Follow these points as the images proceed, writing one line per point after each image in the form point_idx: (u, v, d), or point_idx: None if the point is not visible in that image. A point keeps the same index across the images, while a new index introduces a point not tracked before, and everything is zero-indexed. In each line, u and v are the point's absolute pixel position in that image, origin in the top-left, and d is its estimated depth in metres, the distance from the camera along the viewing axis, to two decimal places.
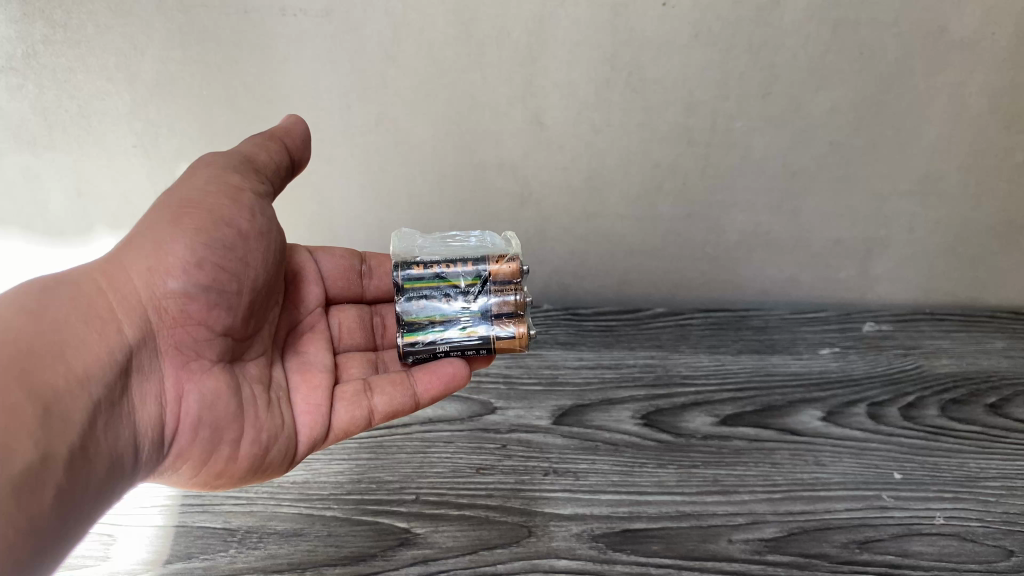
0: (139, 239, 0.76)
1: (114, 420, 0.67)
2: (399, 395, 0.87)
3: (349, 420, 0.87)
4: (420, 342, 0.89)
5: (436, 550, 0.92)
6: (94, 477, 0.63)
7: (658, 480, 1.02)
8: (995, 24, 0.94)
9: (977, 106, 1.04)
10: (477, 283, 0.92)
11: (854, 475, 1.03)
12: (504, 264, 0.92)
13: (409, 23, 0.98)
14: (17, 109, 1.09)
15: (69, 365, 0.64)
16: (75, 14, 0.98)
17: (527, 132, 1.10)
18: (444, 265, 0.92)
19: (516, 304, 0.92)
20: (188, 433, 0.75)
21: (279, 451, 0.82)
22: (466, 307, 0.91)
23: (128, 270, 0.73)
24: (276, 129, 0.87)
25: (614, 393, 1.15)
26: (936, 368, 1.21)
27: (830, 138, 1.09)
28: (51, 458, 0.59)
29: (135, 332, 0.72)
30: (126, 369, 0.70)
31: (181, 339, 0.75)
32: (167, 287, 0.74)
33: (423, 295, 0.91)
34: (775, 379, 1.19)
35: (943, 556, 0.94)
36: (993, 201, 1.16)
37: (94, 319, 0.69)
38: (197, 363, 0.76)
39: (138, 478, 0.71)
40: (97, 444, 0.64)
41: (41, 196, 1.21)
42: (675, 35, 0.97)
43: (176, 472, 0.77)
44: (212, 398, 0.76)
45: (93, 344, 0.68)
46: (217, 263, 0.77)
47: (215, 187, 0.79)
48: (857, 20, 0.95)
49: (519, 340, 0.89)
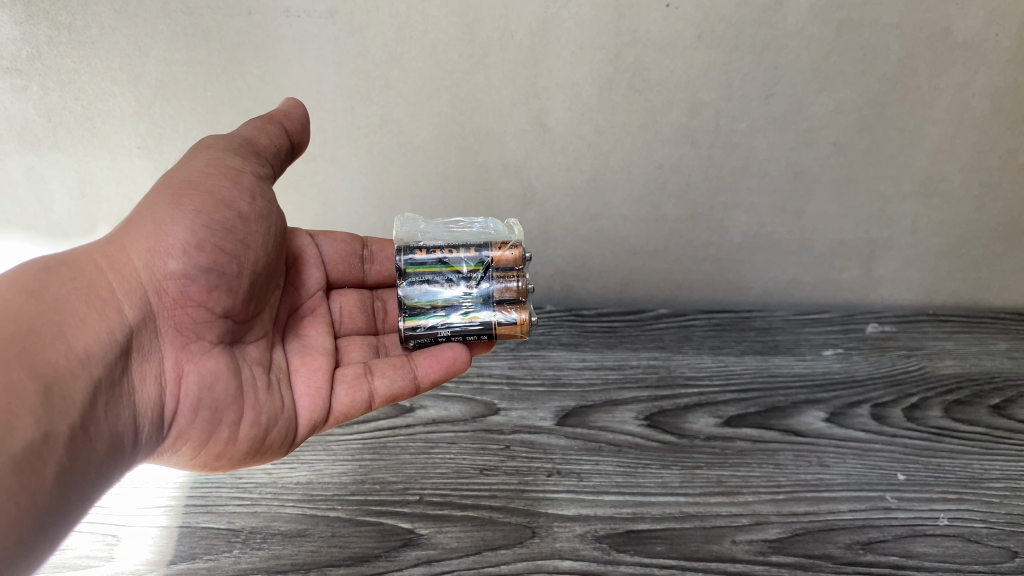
0: (139, 219, 0.76)
1: (114, 400, 0.68)
2: (400, 377, 0.88)
3: (349, 403, 0.88)
4: (420, 326, 0.89)
5: (440, 551, 0.92)
6: (94, 456, 0.64)
7: (661, 481, 1.02)
8: (998, 25, 0.95)
9: (981, 107, 1.04)
10: (480, 269, 0.92)
11: (858, 477, 1.03)
12: (506, 251, 0.92)
13: (413, 25, 0.98)
14: (21, 110, 1.09)
15: (70, 344, 0.65)
16: (80, 16, 0.99)
17: (530, 134, 1.10)
18: (446, 250, 0.92)
19: (518, 291, 0.93)
20: (187, 413, 0.75)
21: (279, 434, 0.82)
22: (468, 293, 0.91)
23: (129, 251, 0.74)
24: (276, 112, 0.87)
25: (618, 394, 1.15)
26: (939, 369, 1.21)
27: (833, 138, 1.09)
28: (51, 436, 0.59)
29: (135, 312, 0.72)
30: (125, 349, 0.71)
31: (181, 320, 0.76)
32: (167, 269, 0.74)
33: (424, 280, 0.91)
34: (778, 380, 1.18)
35: (948, 557, 0.94)
36: (997, 201, 1.16)
37: (94, 299, 0.70)
38: (197, 345, 0.77)
39: (138, 458, 0.72)
40: (97, 424, 0.65)
41: (44, 197, 1.21)
42: (679, 37, 0.98)
43: (176, 452, 0.78)
44: (211, 379, 0.76)
45: (93, 325, 0.68)
46: (217, 244, 0.76)
47: (215, 168, 0.79)
48: (861, 22, 0.95)
49: (519, 326, 0.90)
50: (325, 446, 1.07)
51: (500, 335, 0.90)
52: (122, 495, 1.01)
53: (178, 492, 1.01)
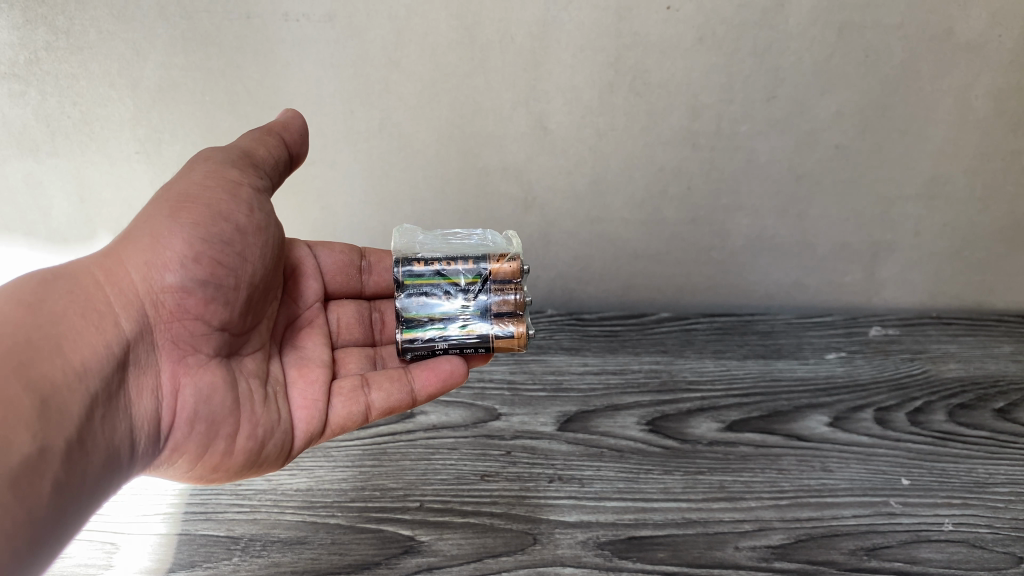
0: (137, 233, 0.75)
1: (111, 414, 0.67)
2: (397, 391, 0.87)
3: (345, 415, 0.87)
4: (418, 339, 0.89)
5: (441, 558, 0.92)
6: (91, 470, 0.63)
7: (664, 487, 1.01)
8: (1001, 27, 0.94)
9: (984, 108, 1.03)
10: (478, 281, 0.92)
11: (861, 482, 1.02)
12: (504, 264, 0.93)
13: (412, 28, 0.98)
14: (19, 116, 1.09)
15: (67, 358, 0.65)
16: (78, 20, 0.98)
17: (530, 138, 1.10)
18: (444, 263, 0.92)
19: (516, 304, 0.93)
20: (184, 427, 0.74)
21: (276, 446, 0.81)
22: (465, 306, 0.91)
23: (126, 264, 0.73)
24: (274, 123, 0.87)
25: (619, 398, 1.14)
26: (943, 372, 1.20)
27: (835, 141, 1.08)
28: (49, 450, 0.59)
29: (133, 325, 0.72)
30: (122, 363, 0.70)
31: (178, 333, 0.75)
32: (165, 281, 0.74)
33: (422, 292, 0.91)
34: (780, 384, 1.17)
35: (952, 563, 0.93)
36: (1000, 204, 1.15)
37: (91, 313, 0.69)
38: (194, 358, 0.76)
39: (134, 472, 0.71)
40: (94, 437, 0.64)
41: (43, 203, 1.21)
42: (680, 39, 0.97)
43: (173, 465, 0.77)
44: (209, 392, 0.76)
45: (90, 338, 0.68)
46: (214, 257, 0.76)
47: (213, 181, 0.78)
48: (863, 24, 0.95)
49: (517, 339, 0.90)
50: (325, 452, 1.06)
51: (497, 347, 0.90)
52: (121, 501, 1.00)
53: (178, 498, 1.00)
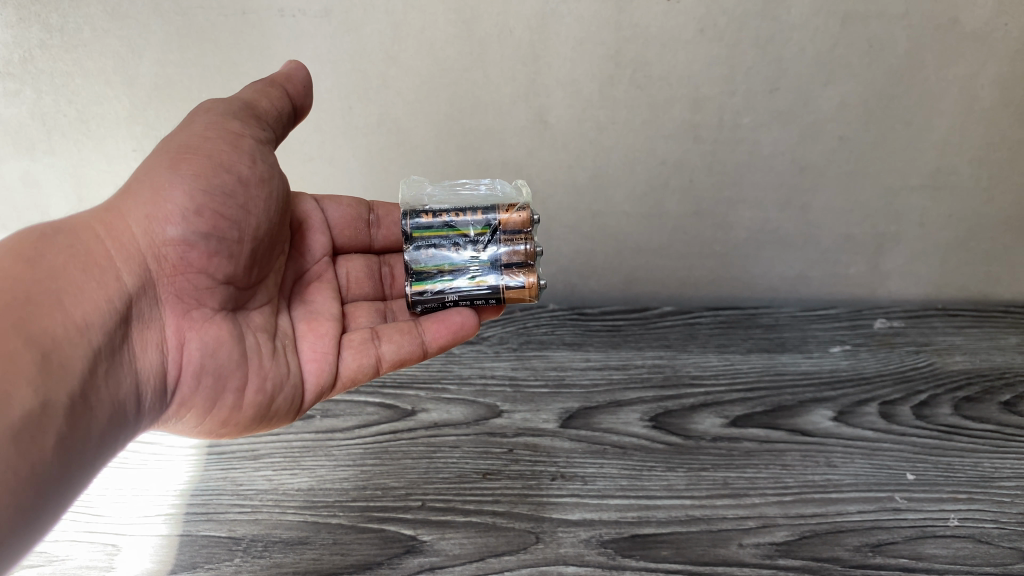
0: (138, 185, 0.74)
1: (117, 368, 0.66)
2: (407, 343, 0.87)
3: (356, 367, 0.87)
4: (427, 292, 0.87)
5: (443, 558, 0.92)
6: (96, 423, 0.62)
7: (667, 484, 1.01)
8: (1007, 16, 0.93)
9: (989, 98, 1.02)
10: (487, 232, 0.89)
11: (866, 477, 1.02)
12: (514, 214, 0.89)
13: (409, 22, 0.96)
14: (15, 115, 1.08)
15: (69, 313, 0.63)
16: (72, 18, 0.97)
17: (530, 131, 1.08)
18: (452, 214, 0.89)
19: (527, 254, 0.89)
20: (190, 381, 0.74)
21: (284, 400, 0.82)
22: (475, 257, 0.89)
23: (129, 218, 0.72)
24: (276, 75, 0.85)
25: (622, 394, 1.13)
26: (949, 365, 1.18)
27: (838, 133, 1.07)
28: (51, 405, 0.57)
29: (135, 280, 0.71)
30: (125, 317, 0.69)
31: (181, 287, 0.74)
32: (167, 235, 0.73)
33: (431, 244, 0.88)
34: (784, 377, 1.15)
35: (958, 559, 0.92)
36: (1006, 194, 1.13)
37: (94, 267, 0.68)
38: (198, 312, 0.76)
39: (141, 427, 0.71)
40: (98, 392, 0.64)
41: (42, 202, 1.20)
42: (680, 31, 0.95)
43: (181, 418, 0.77)
44: (213, 345, 0.75)
45: (93, 293, 0.67)
46: (217, 210, 0.75)
47: (213, 133, 0.77)
48: (866, 14, 0.93)
49: (529, 290, 0.88)
50: (326, 451, 1.05)
51: (508, 298, 0.88)
52: (121, 501, 0.99)
53: (178, 498, 0.99)
